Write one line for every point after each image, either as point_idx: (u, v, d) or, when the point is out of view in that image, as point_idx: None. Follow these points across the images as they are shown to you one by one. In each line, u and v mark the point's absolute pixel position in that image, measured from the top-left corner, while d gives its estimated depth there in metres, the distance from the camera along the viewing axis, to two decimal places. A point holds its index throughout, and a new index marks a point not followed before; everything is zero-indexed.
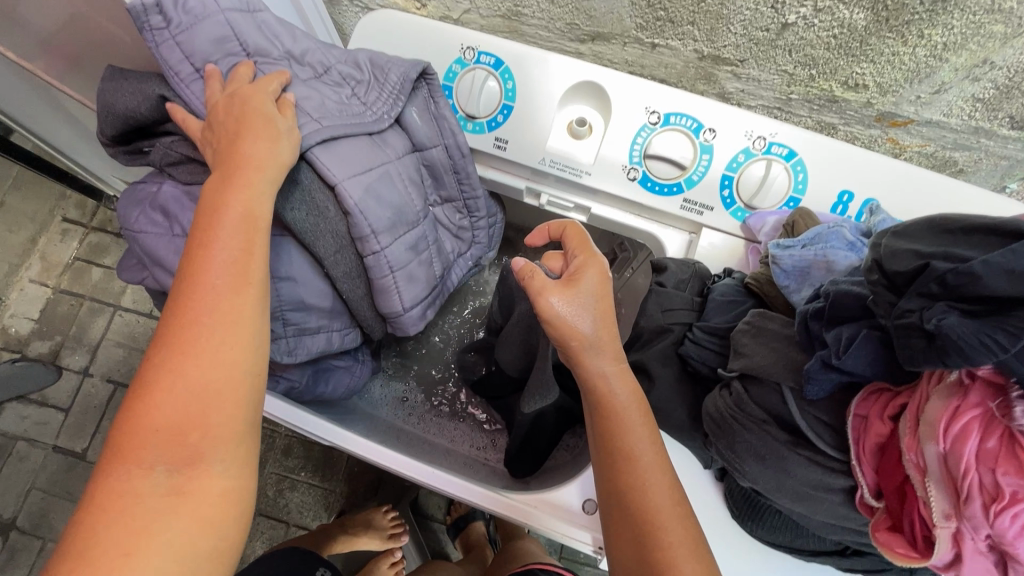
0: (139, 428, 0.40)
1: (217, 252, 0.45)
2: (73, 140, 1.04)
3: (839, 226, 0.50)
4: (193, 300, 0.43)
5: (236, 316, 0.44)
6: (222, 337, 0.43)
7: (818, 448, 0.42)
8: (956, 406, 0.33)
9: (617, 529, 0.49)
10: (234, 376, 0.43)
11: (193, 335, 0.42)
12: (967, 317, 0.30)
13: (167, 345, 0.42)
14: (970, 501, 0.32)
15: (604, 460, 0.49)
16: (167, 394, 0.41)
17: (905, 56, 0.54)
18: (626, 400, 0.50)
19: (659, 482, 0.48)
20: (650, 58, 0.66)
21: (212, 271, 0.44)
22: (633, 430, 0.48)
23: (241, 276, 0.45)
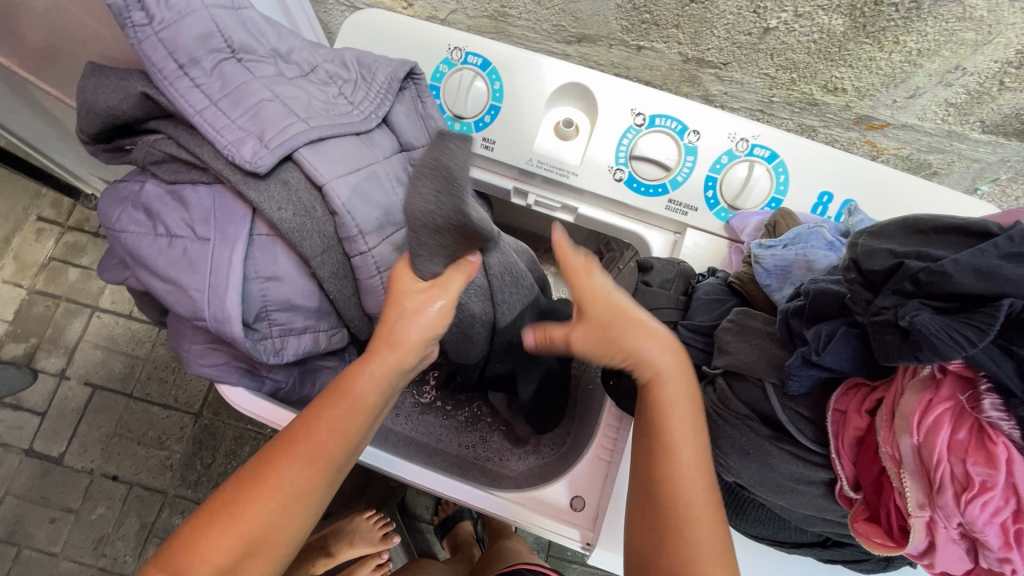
0: (213, 523, 0.46)
1: (331, 423, 0.49)
2: (50, 135, 1.01)
3: (819, 226, 0.52)
4: (314, 425, 0.49)
5: (318, 481, 0.49)
6: (304, 489, 0.48)
7: (800, 442, 0.43)
8: (929, 400, 0.34)
9: (650, 523, 0.45)
10: (305, 501, 0.48)
11: (279, 483, 0.47)
12: (938, 314, 0.31)
13: (252, 483, 0.47)
14: (942, 490, 0.33)
15: (651, 443, 0.46)
16: (238, 518, 0.46)
17: (881, 61, 0.56)
18: (681, 378, 0.46)
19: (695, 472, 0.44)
20: (636, 60, 0.67)
21: (313, 438, 0.49)
22: (680, 414, 0.45)
23: (340, 450, 0.50)
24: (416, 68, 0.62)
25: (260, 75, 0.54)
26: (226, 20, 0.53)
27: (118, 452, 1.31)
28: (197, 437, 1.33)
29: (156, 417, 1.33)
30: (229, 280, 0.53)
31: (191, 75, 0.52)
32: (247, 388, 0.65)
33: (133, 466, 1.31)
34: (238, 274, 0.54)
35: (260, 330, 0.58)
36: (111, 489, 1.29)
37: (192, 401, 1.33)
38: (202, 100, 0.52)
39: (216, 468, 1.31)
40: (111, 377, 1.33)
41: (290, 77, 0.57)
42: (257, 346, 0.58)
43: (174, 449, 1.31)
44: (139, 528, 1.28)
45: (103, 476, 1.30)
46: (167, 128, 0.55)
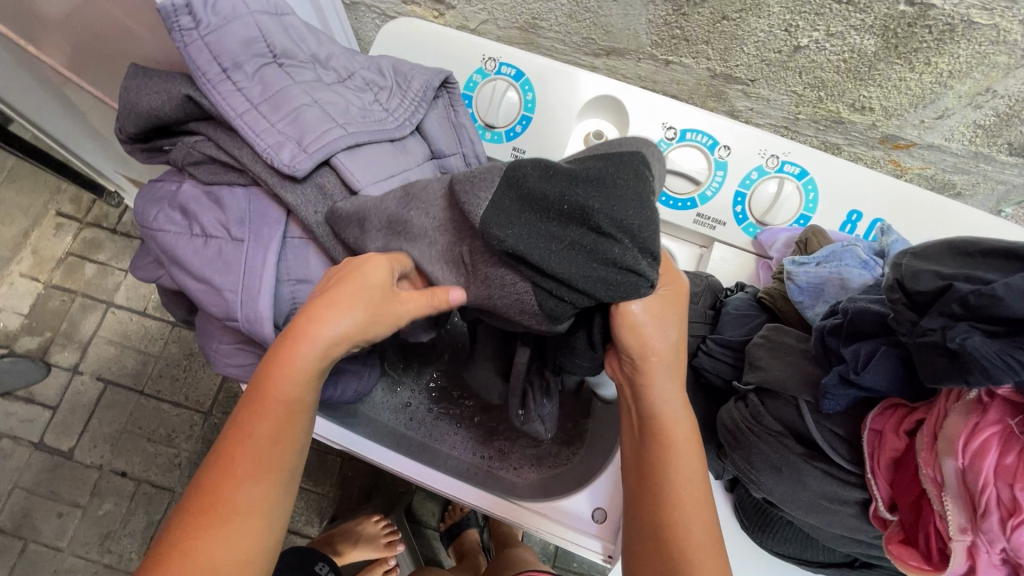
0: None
1: (263, 431, 0.47)
2: (77, 133, 1.02)
3: (853, 245, 0.52)
4: (250, 430, 0.47)
5: (262, 505, 0.46)
6: (246, 518, 0.46)
7: (834, 461, 0.43)
8: (975, 424, 0.34)
9: (643, 559, 0.49)
10: (262, 507, 0.46)
11: (210, 520, 0.45)
12: (988, 337, 0.31)
13: (196, 511, 0.45)
14: (988, 515, 0.33)
15: (642, 481, 0.50)
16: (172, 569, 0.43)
17: (911, 81, 0.56)
18: (684, 430, 0.50)
19: (706, 550, 0.47)
20: (663, 74, 0.67)
21: (244, 457, 0.46)
22: (688, 484, 0.49)
23: (277, 463, 0.47)
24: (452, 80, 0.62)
25: (300, 80, 0.55)
26: (269, 26, 0.54)
27: (128, 448, 1.31)
28: (206, 436, 1.33)
29: (166, 415, 1.33)
30: (262, 281, 0.54)
31: (234, 79, 0.53)
32: None
33: (141, 463, 1.31)
34: (272, 275, 0.54)
35: (289, 332, 0.58)
36: (120, 485, 1.30)
37: (202, 400, 1.34)
38: (244, 104, 0.53)
39: None
40: (123, 372, 1.34)
41: (330, 81, 0.58)
42: None
43: (183, 447, 1.32)
44: (145, 525, 1.28)
45: (112, 472, 1.30)
46: (206, 130, 0.56)
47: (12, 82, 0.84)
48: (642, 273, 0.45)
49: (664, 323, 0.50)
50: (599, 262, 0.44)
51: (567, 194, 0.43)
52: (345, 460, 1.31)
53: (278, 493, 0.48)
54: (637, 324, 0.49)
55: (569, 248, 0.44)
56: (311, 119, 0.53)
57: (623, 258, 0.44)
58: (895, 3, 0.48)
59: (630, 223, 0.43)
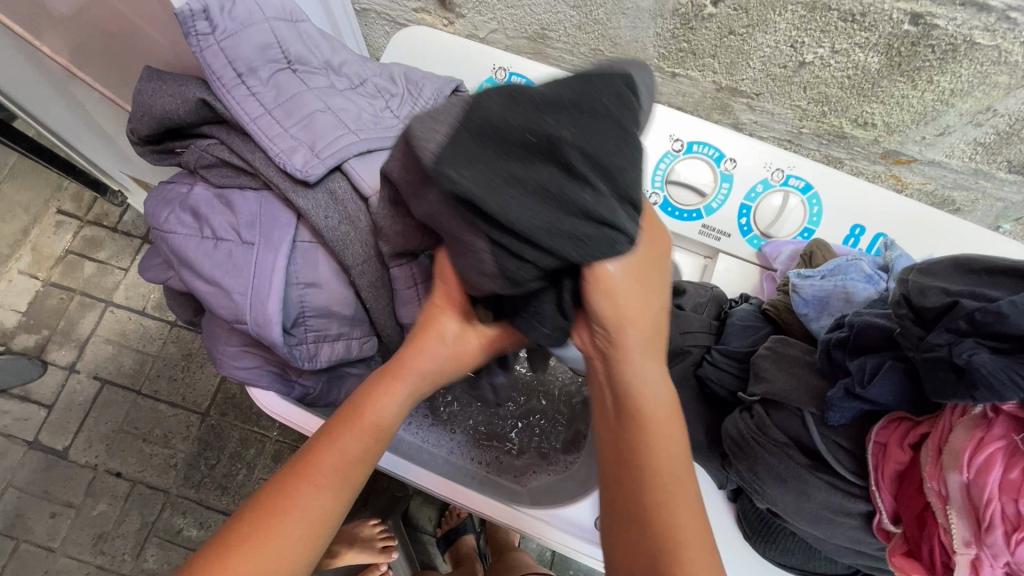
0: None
1: (344, 456, 0.48)
2: (82, 132, 1.02)
3: (857, 259, 0.52)
4: (336, 440, 0.48)
5: (323, 528, 0.46)
6: (305, 541, 0.45)
7: (839, 473, 0.44)
8: (980, 438, 0.35)
9: (625, 550, 0.44)
10: (327, 518, 0.46)
11: (272, 538, 0.44)
12: (995, 354, 0.32)
13: (267, 510, 0.45)
14: (992, 529, 0.34)
15: (619, 463, 0.45)
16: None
17: (914, 99, 0.57)
18: (660, 402, 0.45)
19: (693, 537, 0.42)
20: (669, 86, 0.68)
21: (326, 470, 0.47)
22: (670, 468, 0.43)
23: (347, 490, 0.47)
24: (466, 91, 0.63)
25: (313, 86, 0.56)
26: (283, 31, 0.55)
27: (123, 449, 1.30)
28: (203, 437, 1.32)
29: (163, 415, 1.32)
30: (272, 285, 0.54)
31: (247, 84, 0.53)
32: (277, 393, 0.65)
33: (137, 463, 1.30)
34: (281, 279, 0.55)
35: (296, 335, 0.59)
36: (115, 485, 1.29)
37: (200, 401, 1.33)
38: (257, 107, 0.53)
39: (221, 469, 1.30)
40: (121, 372, 1.33)
41: (342, 87, 0.58)
42: (293, 351, 0.59)
43: (179, 448, 1.31)
44: (139, 527, 1.27)
45: (107, 472, 1.29)
46: (219, 133, 0.56)
47: (19, 80, 0.84)
48: (622, 225, 0.38)
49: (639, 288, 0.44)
50: (569, 214, 0.37)
51: (534, 123, 0.36)
52: None
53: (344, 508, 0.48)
54: (609, 288, 0.42)
55: (534, 195, 0.37)
56: (325, 122, 0.54)
57: (596, 207, 0.37)
58: (900, 22, 0.49)
59: (606, 161, 0.37)
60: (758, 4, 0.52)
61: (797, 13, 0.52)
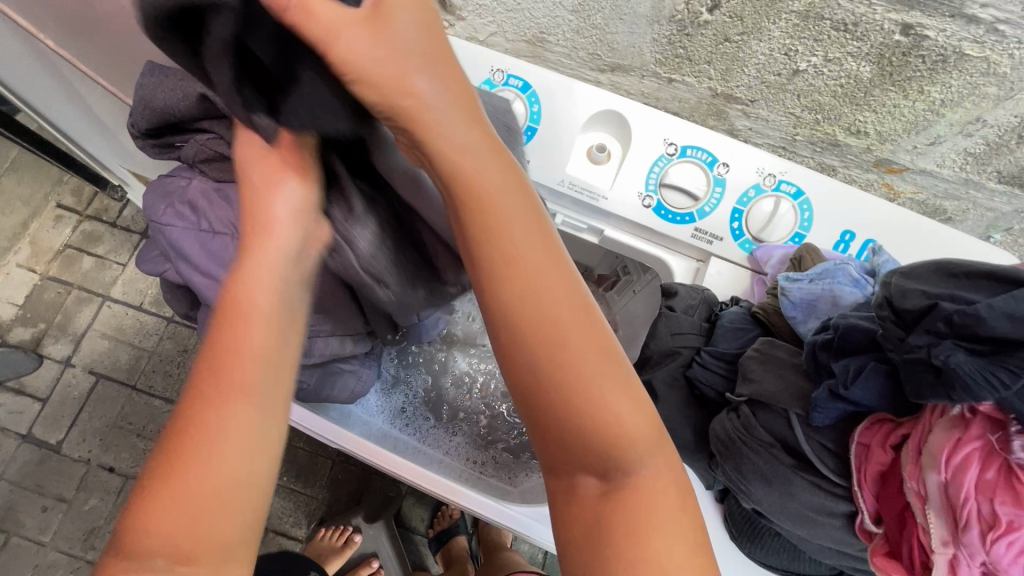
0: (134, 540, 0.36)
1: (243, 353, 0.39)
2: (84, 127, 1.03)
3: (845, 263, 0.53)
4: (235, 334, 0.39)
5: (255, 443, 0.38)
6: (236, 460, 0.37)
7: (823, 473, 0.44)
8: (958, 439, 0.35)
9: (546, 432, 0.40)
10: (251, 425, 0.38)
11: (187, 470, 0.36)
12: (972, 355, 0.33)
13: (178, 430, 0.38)
14: (969, 528, 0.34)
15: (525, 365, 0.39)
16: (155, 521, 0.36)
17: (905, 108, 0.58)
18: (555, 269, 0.40)
19: (586, 375, 0.39)
20: (665, 92, 0.69)
21: (225, 373, 0.38)
22: (551, 311, 0.39)
23: (270, 389, 0.39)
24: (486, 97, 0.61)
25: None
26: None
27: (117, 443, 1.30)
28: None
29: (157, 411, 1.33)
30: None
31: None
32: None
33: (130, 458, 1.30)
34: None
35: None
36: (107, 480, 1.29)
37: None
38: None
39: None
40: (116, 367, 1.34)
41: None
42: None
43: None
44: None
45: (100, 467, 1.29)
46: (219, 128, 0.57)
47: (22, 74, 0.85)
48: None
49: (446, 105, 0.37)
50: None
51: None
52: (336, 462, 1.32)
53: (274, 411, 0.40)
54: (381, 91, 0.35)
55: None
56: None
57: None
58: (891, 32, 0.50)
59: None
60: (753, 12, 0.53)
61: (792, 21, 0.52)
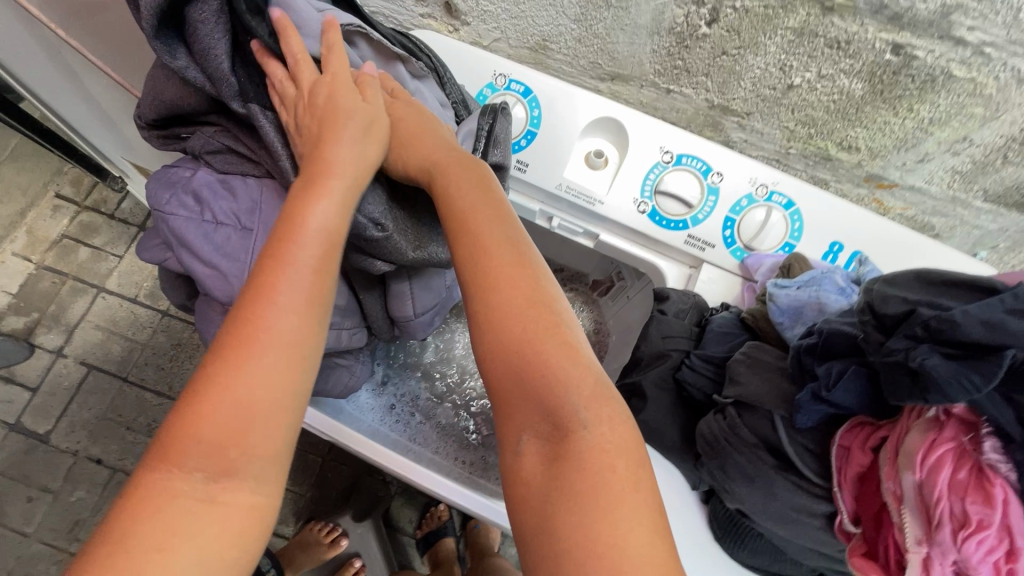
0: (178, 446, 0.38)
1: (290, 275, 0.43)
2: (88, 118, 1.04)
3: (832, 272, 0.55)
4: (283, 262, 0.44)
5: (292, 354, 0.42)
6: (279, 369, 0.41)
7: (804, 475, 0.45)
8: (932, 440, 0.37)
9: (494, 372, 0.42)
10: (302, 337, 0.42)
11: (229, 371, 0.40)
12: (947, 359, 0.34)
13: (234, 343, 0.41)
14: (941, 527, 0.35)
15: (476, 320, 0.43)
16: (204, 425, 0.38)
17: (895, 125, 0.60)
18: (501, 233, 0.46)
19: (515, 287, 0.43)
20: (664, 102, 0.70)
21: (280, 292, 0.42)
22: (494, 245, 0.45)
23: (311, 313, 0.43)
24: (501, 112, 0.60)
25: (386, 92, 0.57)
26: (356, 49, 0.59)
27: (106, 435, 1.30)
28: None
29: (148, 403, 1.32)
30: None
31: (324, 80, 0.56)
32: None
33: (118, 451, 1.30)
34: None
35: None
36: (94, 472, 1.28)
37: None
38: None
39: None
40: (108, 358, 1.33)
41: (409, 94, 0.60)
42: None
43: None
44: None
45: (88, 458, 1.29)
46: (226, 121, 0.59)
47: (29, 64, 0.86)
48: None
49: (429, 141, 0.52)
50: None
51: None
52: (325, 460, 1.31)
53: (319, 331, 0.44)
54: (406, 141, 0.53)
55: None
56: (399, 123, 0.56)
57: None
58: (881, 51, 0.52)
59: None
60: (750, 27, 0.54)
61: (787, 37, 0.54)
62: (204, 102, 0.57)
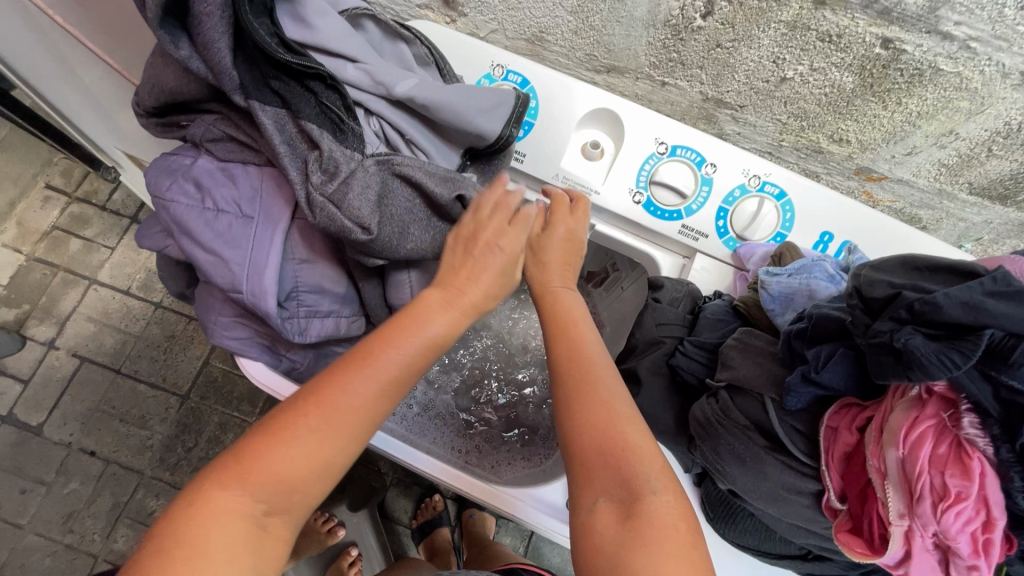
0: (252, 478, 0.44)
1: (389, 357, 0.48)
2: (82, 108, 1.03)
3: (821, 260, 0.56)
4: (387, 353, 0.48)
5: (370, 419, 0.47)
6: (358, 439, 0.47)
7: (793, 454, 0.47)
8: (915, 417, 0.38)
9: (579, 450, 0.47)
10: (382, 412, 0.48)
11: (317, 426, 0.45)
12: (930, 339, 0.35)
13: (333, 413, 0.46)
14: (922, 500, 0.37)
15: (565, 401, 0.49)
16: (280, 468, 0.44)
17: (884, 119, 0.61)
18: (598, 339, 0.54)
19: (608, 386, 0.49)
20: (658, 95, 0.71)
21: (386, 379, 0.47)
22: (591, 351, 0.52)
23: (398, 386, 0.48)
24: (527, 103, 0.60)
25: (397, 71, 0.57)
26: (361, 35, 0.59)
27: (100, 427, 1.30)
28: (181, 419, 1.32)
29: (142, 395, 1.32)
30: (269, 258, 0.57)
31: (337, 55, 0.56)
32: (265, 364, 0.67)
33: (112, 443, 1.29)
34: (278, 254, 0.58)
35: (289, 309, 0.61)
36: (88, 464, 1.28)
37: (180, 382, 1.34)
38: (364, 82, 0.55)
39: (198, 452, 1.30)
40: (102, 350, 1.33)
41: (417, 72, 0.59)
42: (284, 324, 0.61)
43: (157, 429, 1.31)
44: (111, 507, 1.26)
45: (81, 451, 1.28)
46: (225, 109, 0.58)
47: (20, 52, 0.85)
48: None
49: (556, 256, 0.60)
50: None
51: None
52: None
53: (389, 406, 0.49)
54: (538, 251, 0.60)
55: None
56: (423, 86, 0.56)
57: None
58: (871, 45, 0.53)
59: None
60: (744, 20, 0.56)
61: (780, 31, 0.55)
62: (203, 89, 0.57)
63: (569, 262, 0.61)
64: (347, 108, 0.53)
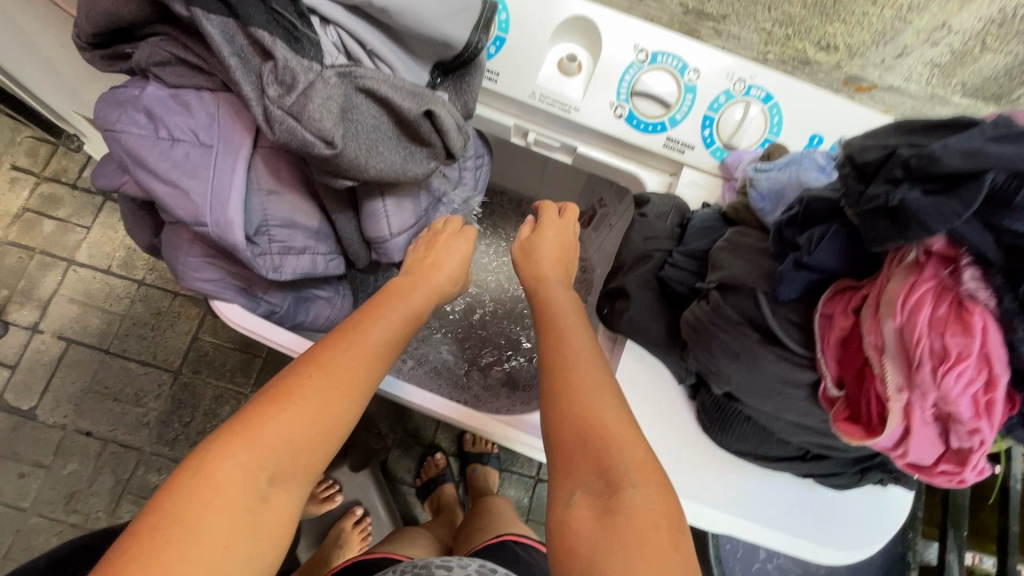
0: (259, 440, 0.42)
1: (379, 322, 0.52)
2: (37, 75, 0.97)
3: (811, 153, 0.54)
4: (375, 322, 0.52)
5: (366, 386, 0.48)
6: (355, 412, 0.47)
7: (787, 346, 0.45)
8: (913, 283, 0.37)
9: (558, 443, 0.44)
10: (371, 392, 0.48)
11: (324, 385, 0.45)
12: (927, 194, 0.33)
13: (338, 373, 0.46)
14: (921, 367, 0.36)
15: (548, 393, 0.47)
16: (287, 432, 0.43)
17: (873, 16, 0.53)
18: (587, 333, 0.52)
19: (587, 376, 0.46)
20: (637, 10, 0.65)
21: (378, 347, 0.50)
22: (577, 342, 0.50)
23: (382, 354, 0.51)
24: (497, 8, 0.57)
25: None
26: None
27: (93, 408, 1.28)
28: (175, 395, 1.30)
29: (133, 373, 1.30)
30: (232, 188, 0.54)
31: None
32: (242, 306, 0.64)
33: (107, 422, 1.28)
34: (241, 184, 0.55)
35: (259, 244, 0.58)
36: (86, 445, 1.27)
37: (172, 358, 1.32)
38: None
39: (196, 426, 1.29)
40: (88, 332, 1.30)
41: None
42: (256, 260, 0.59)
43: (151, 405, 1.29)
44: (113, 484, 1.25)
45: (77, 432, 1.27)
46: (171, 30, 0.54)
47: None
48: None
49: (550, 258, 0.61)
50: None
51: None
52: None
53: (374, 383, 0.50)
54: (530, 250, 0.63)
55: None
56: None
57: None
58: None
59: None
60: None
61: None
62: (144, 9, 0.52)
63: (561, 268, 0.61)
64: (299, 15, 0.50)
